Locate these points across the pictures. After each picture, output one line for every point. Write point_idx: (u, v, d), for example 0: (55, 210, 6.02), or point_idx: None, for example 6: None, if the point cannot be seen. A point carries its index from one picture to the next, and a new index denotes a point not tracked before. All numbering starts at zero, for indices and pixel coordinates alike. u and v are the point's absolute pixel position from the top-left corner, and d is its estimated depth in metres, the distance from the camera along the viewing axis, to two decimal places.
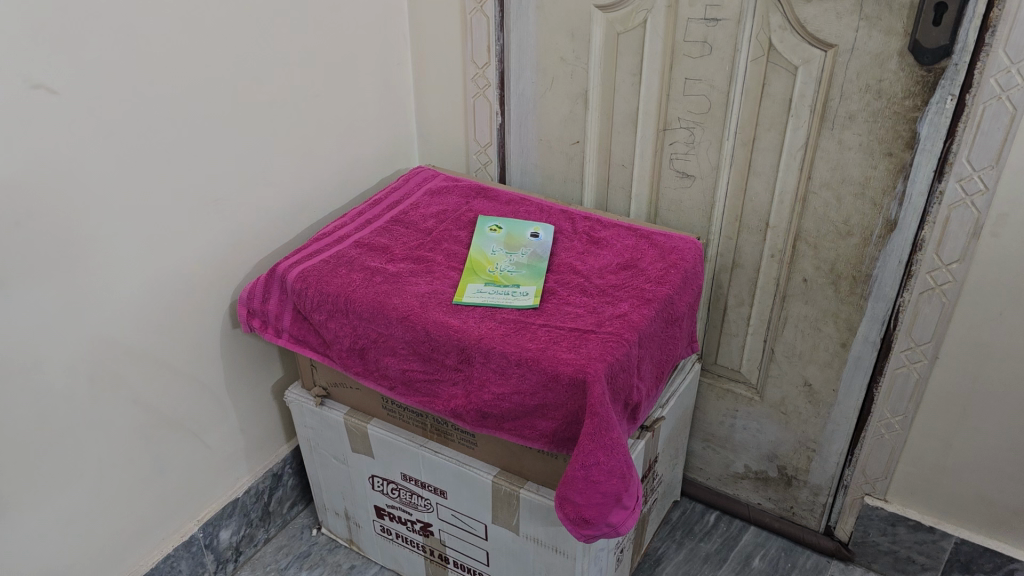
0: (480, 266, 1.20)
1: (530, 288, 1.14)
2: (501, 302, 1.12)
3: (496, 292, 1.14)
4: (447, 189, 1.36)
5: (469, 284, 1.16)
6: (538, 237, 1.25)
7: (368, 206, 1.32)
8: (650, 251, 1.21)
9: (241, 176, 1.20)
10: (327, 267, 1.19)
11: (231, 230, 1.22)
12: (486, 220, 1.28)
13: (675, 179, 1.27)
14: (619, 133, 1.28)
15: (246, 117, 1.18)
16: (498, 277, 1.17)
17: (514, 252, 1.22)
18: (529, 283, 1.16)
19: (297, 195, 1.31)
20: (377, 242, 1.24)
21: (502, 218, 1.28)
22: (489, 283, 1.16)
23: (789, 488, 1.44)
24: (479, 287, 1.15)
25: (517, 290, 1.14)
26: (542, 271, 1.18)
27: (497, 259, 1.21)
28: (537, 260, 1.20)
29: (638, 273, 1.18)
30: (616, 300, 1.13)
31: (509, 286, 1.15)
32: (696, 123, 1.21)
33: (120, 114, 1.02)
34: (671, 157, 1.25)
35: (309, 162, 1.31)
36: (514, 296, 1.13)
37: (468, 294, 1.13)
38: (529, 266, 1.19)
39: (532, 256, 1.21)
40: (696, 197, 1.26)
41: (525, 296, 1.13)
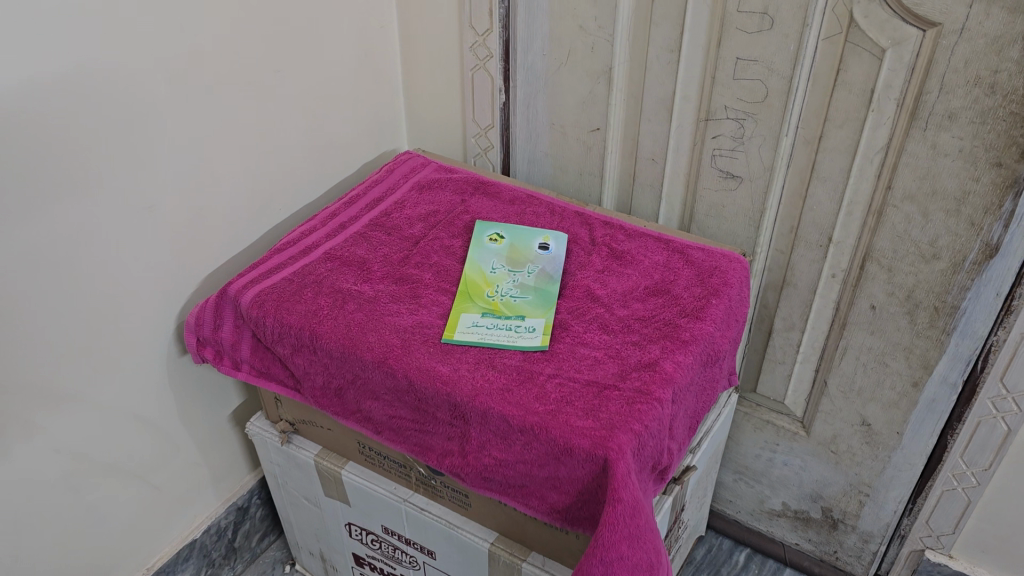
0: (476, 290, 0.97)
1: (538, 323, 0.92)
2: (501, 343, 0.90)
3: (494, 329, 0.92)
4: (439, 183, 1.14)
5: (462, 316, 0.94)
6: (548, 249, 1.02)
7: (341, 207, 1.09)
8: (685, 271, 0.99)
9: (185, 173, 0.97)
10: (290, 290, 0.97)
11: (174, 239, 0.99)
12: (484, 226, 1.06)
13: (717, 179, 1.03)
14: (649, 121, 1.05)
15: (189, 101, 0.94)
16: (498, 306, 0.95)
17: (520, 271, 1.00)
18: (537, 316, 0.94)
19: (256, 192, 1.08)
20: (352, 254, 1.02)
21: (504, 223, 1.06)
22: (487, 314, 0.94)
23: (833, 532, 1.24)
24: (475, 320, 0.93)
25: (521, 325, 0.92)
26: (554, 299, 0.96)
27: (498, 281, 0.99)
28: (548, 282, 0.98)
29: (670, 301, 0.95)
30: (645, 341, 0.90)
31: (512, 319, 0.93)
32: (747, 114, 0.97)
33: (19, 103, 0.78)
34: (713, 153, 1.02)
35: (271, 152, 1.08)
36: (518, 334, 0.91)
37: (460, 331, 0.91)
38: (538, 290, 0.97)
39: (541, 277, 0.99)
40: (743, 202, 1.03)
41: (531, 334, 0.91)
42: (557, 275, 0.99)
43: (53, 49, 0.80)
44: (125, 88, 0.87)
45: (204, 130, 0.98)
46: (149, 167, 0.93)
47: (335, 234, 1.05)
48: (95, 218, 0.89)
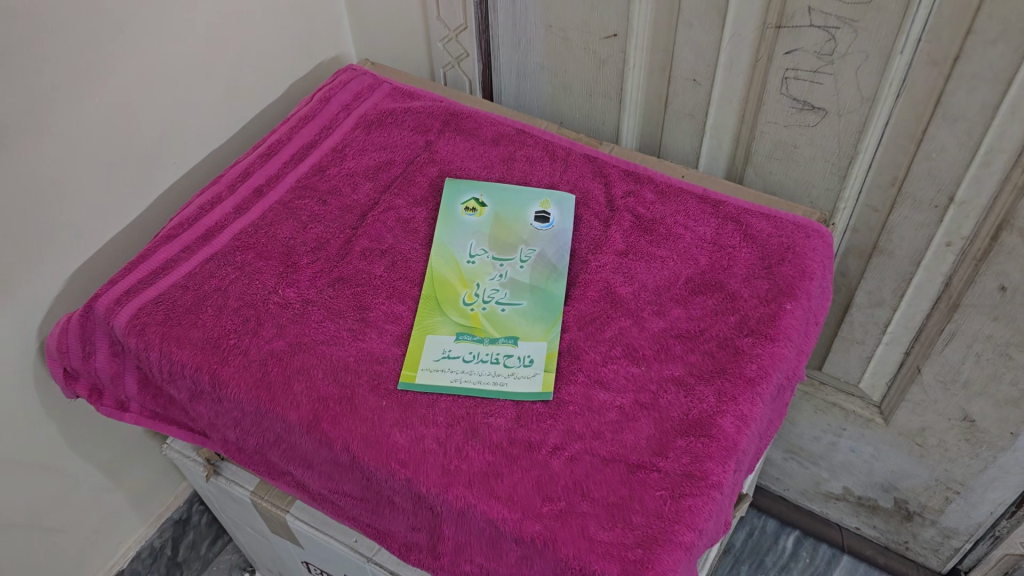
0: (449, 295, 0.69)
1: (537, 351, 0.65)
2: (484, 389, 0.63)
3: (475, 363, 0.64)
4: (395, 115, 0.82)
5: (428, 342, 0.66)
6: (549, 220, 0.73)
7: (257, 162, 0.78)
8: (744, 255, 0.70)
9: (10, 140, 0.65)
10: (188, 304, 0.68)
11: (17, 228, 0.69)
12: (457, 188, 0.76)
13: (789, 110, 0.72)
14: (690, 26, 0.72)
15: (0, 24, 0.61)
16: (481, 320, 0.67)
17: (510, 259, 0.71)
18: (535, 336, 0.66)
19: (141, 144, 0.77)
20: (276, 240, 0.73)
21: (485, 182, 0.76)
22: (465, 337, 0.66)
23: (906, 523, 1.01)
24: (446, 349, 0.65)
25: (514, 355, 0.65)
26: (559, 306, 0.67)
27: (479, 277, 0.70)
28: (550, 277, 0.69)
29: (724, 306, 0.67)
30: (690, 378, 0.62)
31: (501, 344, 0.65)
32: (844, 19, 0.65)
33: None
34: (784, 74, 0.70)
35: (157, 84, 0.75)
36: (509, 371, 0.64)
37: (425, 369, 0.64)
38: (537, 290, 0.69)
39: (541, 268, 0.70)
40: (825, 142, 0.72)
41: (529, 372, 0.63)
42: (564, 262, 0.70)
43: None
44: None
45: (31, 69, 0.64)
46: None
47: (251, 207, 0.75)
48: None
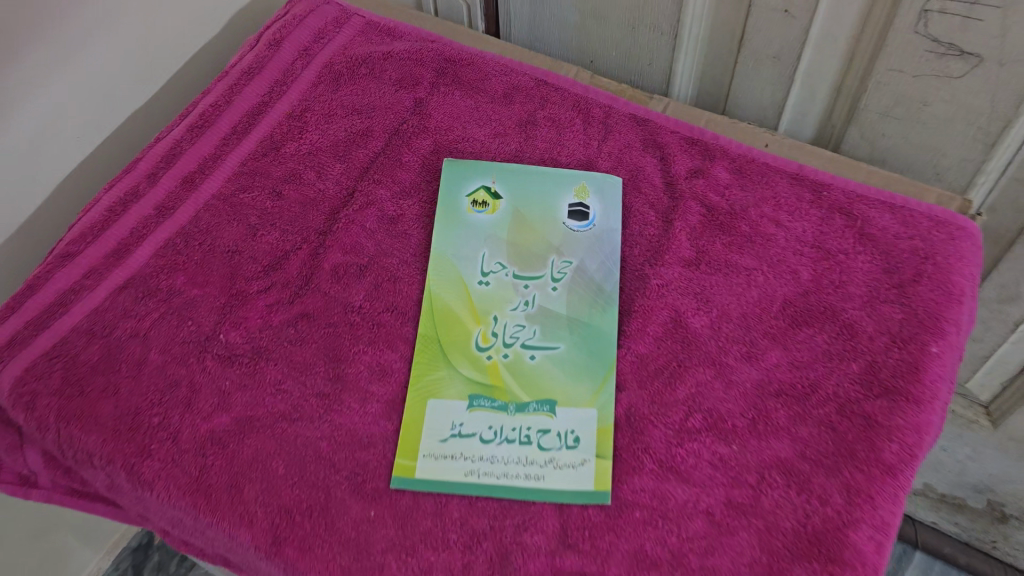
0: (456, 336, 0.50)
1: (584, 425, 0.46)
2: (514, 488, 0.44)
3: (498, 444, 0.46)
4: (369, 63, 0.60)
5: (431, 413, 0.47)
6: (589, 218, 0.53)
7: (185, 139, 0.56)
8: (862, 267, 0.51)
9: None
10: (94, 362, 0.49)
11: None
12: (460, 170, 0.55)
13: (925, 55, 0.51)
14: None
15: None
16: (504, 376, 0.48)
17: (539, 278, 0.51)
18: (580, 401, 0.47)
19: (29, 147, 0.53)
20: (212, 258, 0.53)
21: (497, 161, 0.55)
22: (482, 403, 0.47)
23: (998, 524, 0.86)
24: (457, 424, 0.47)
25: (552, 431, 0.46)
26: (610, 351, 0.49)
27: (496, 308, 0.50)
28: (595, 307, 0.50)
29: (839, 347, 0.48)
30: (804, 463, 0.45)
31: (533, 413, 0.47)
32: None
33: None
34: (925, 7, 0.49)
35: (41, 59, 0.51)
36: (547, 458, 0.45)
37: (428, 457, 0.45)
38: (579, 327, 0.50)
39: (581, 290, 0.51)
40: (973, 100, 0.52)
41: (574, 459, 0.45)
42: (613, 282, 0.51)
43: None
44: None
45: None
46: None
47: (177, 207, 0.54)
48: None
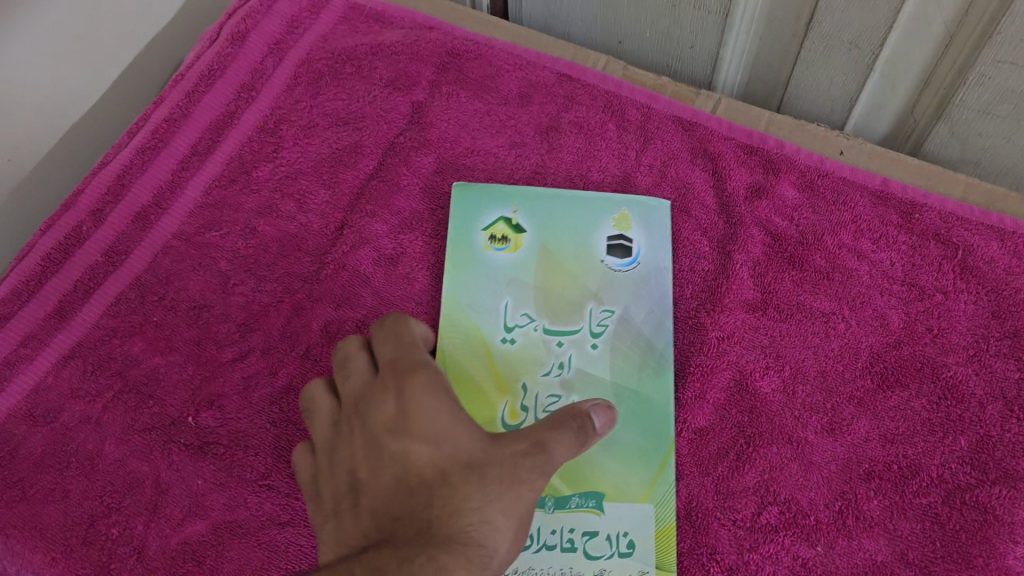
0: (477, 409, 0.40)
1: (640, 525, 0.37)
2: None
3: (535, 551, 0.37)
4: (356, 59, 0.51)
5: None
6: (632, 255, 0.44)
7: (137, 165, 0.47)
8: (964, 308, 0.42)
9: None
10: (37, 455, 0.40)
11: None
12: (475, 199, 0.46)
13: None
14: None
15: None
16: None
17: (575, 332, 0.42)
18: (631, 495, 0.38)
19: None
20: (176, 315, 0.43)
21: (519, 187, 0.46)
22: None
23: None
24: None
25: (600, 534, 0.37)
26: (668, 427, 0.40)
27: (525, 371, 0.41)
28: (645, 369, 0.41)
29: (941, 415, 0.39)
30: (907, 570, 0.36)
31: (576, 511, 0.38)
32: None
33: None
34: None
35: None
36: (596, 571, 0.37)
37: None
38: (627, 397, 0.40)
39: (628, 348, 0.42)
40: None
41: (629, 571, 0.36)
42: (667, 336, 0.42)
43: None
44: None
45: None
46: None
47: (131, 251, 0.45)
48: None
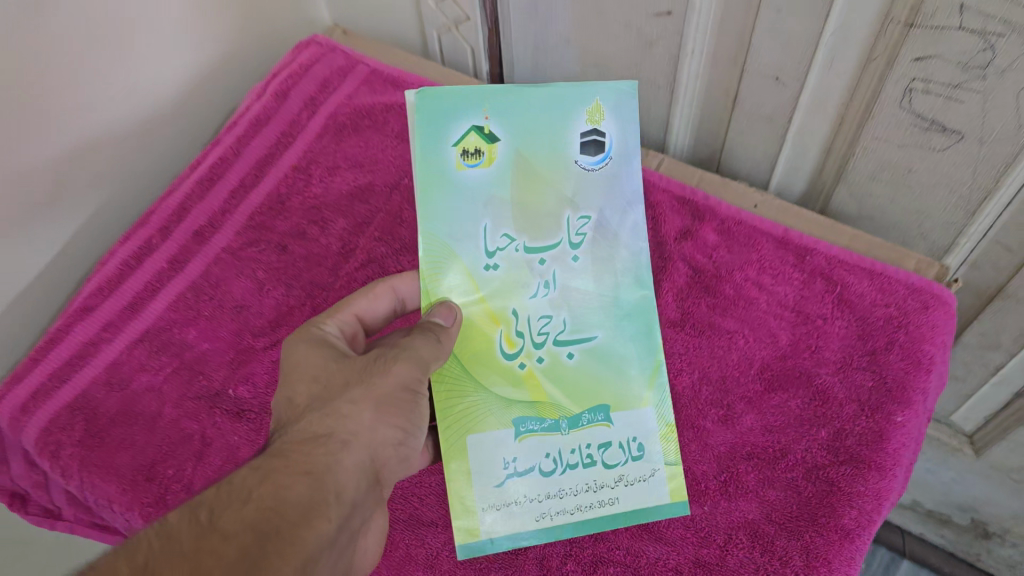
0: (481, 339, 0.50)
1: (645, 433, 0.50)
2: (587, 518, 0.48)
3: (560, 473, 0.49)
4: (374, 116, 0.63)
5: (475, 446, 0.49)
6: (605, 152, 0.52)
7: (195, 195, 0.60)
8: (837, 329, 0.53)
9: None
10: (112, 413, 0.52)
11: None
12: (439, 100, 0.49)
13: (909, 130, 0.53)
14: (777, 17, 0.52)
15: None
16: (542, 381, 0.50)
17: (560, 247, 0.52)
18: (633, 402, 0.51)
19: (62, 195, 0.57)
20: (221, 312, 0.56)
21: (483, 88, 0.50)
22: (530, 426, 0.49)
23: (980, 542, 0.88)
24: (510, 460, 0.49)
25: (612, 445, 0.50)
26: (653, 343, 0.52)
27: (514, 297, 0.51)
28: (631, 287, 0.53)
29: (810, 412, 0.50)
30: (769, 526, 0.47)
31: (588, 427, 0.50)
32: (1016, 26, 0.44)
33: None
34: (910, 86, 0.50)
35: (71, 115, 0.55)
36: (614, 476, 0.49)
37: (486, 510, 0.48)
38: (613, 313, 0.52)
39: (608, 260, 0.52)
40: (954, 172, 0.54)
41: (643, 468, 0.49)
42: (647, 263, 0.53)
43: None
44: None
45: None
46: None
47: (189, 261, 0.58)
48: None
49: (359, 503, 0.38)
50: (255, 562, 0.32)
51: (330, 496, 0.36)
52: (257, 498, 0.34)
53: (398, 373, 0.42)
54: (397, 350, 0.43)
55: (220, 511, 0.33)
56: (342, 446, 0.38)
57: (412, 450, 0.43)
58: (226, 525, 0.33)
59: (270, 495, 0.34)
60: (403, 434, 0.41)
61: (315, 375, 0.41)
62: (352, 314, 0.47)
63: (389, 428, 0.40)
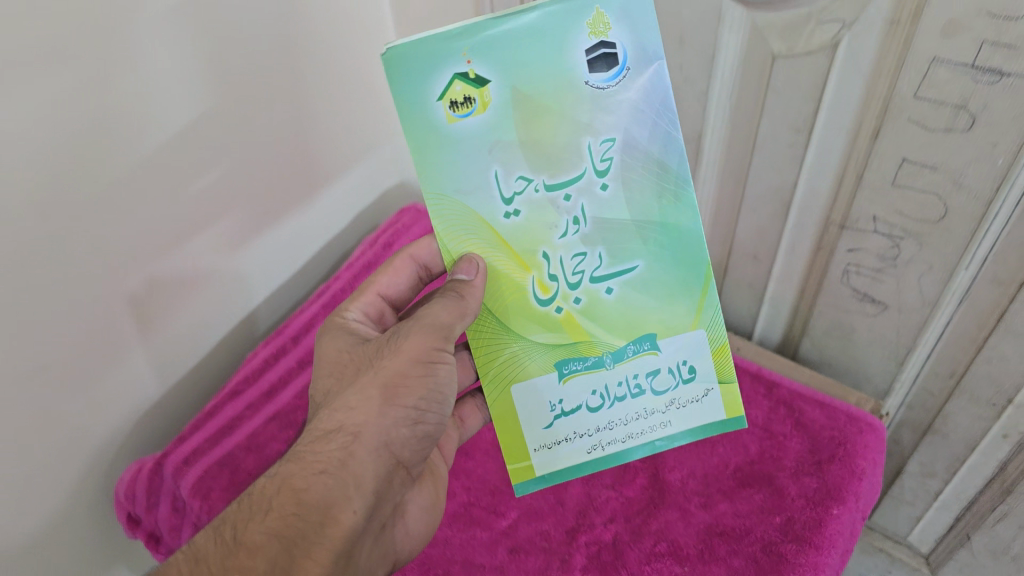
0: (515, 291, 0.50)
1: (696, 354, 0.52)
2: (643, 442, 0.53)
3: (609, 406, 0.52)
4: None
5: (521, 395, 0.52)
6: (619, 65, 0.45)
7: (319, 314, 0.80)
8: (793, 444, 0.70)
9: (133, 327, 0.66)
10: (250, 468, 0.71)
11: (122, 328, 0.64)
12: (409, 62, 0.44)
13: (848, 300, 0.72)
14: (753, 211, 0.73)
15: (154, 73, 0.59)
16: (581, 321, 0.51)
17: (586, 177, 0.48)
18: (685, 325, 0.51)
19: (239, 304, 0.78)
20: None
21: (455, 29, 0.44)
22: (574, 367, 0.52)
23: None
24: (557, 400, 0.52)
25: (662, 369, 0.52)
26: (701, 251, 0.49)
27: (545, 238, 0.49)
28: (664, 201, 0.48)
29: (769, 502, 0.66)
30: None
31: (636, 357, 0.52)
32: (910, 232, 0.64)
33: None
34: (846, 268, 0.70)
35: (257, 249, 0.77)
36: (664, 401, 0.52)
37: (537, 450, 0.53)
38: (653, 236, 0.49)
39: (643, 182, 0.48)
40: (883, 332, 0.72)
41: (697, 389, 0.52)
42: (678, 149, 0.47)
43: None
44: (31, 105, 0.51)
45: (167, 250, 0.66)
46: (99, 231, 0.59)
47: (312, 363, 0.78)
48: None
49: (379, 493, 0.48)
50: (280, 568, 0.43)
51: (348, 493, 0.45)
52: (268, 517, 0.45)
53: (409, 353, 0.49)
54: (411, 331, 0.50)
55: (248, 529, 0.44)
56: (353, 440, 0.46)
57: (435, 421, 0.50)
58: (250, 540, 0.44)
59: (291, 506, 0.44)
60: (417, 411, 0.49)
61: (343, 378, 0.51)
62: (375, 294, 0.60)
63: (400, 410, 0.48)
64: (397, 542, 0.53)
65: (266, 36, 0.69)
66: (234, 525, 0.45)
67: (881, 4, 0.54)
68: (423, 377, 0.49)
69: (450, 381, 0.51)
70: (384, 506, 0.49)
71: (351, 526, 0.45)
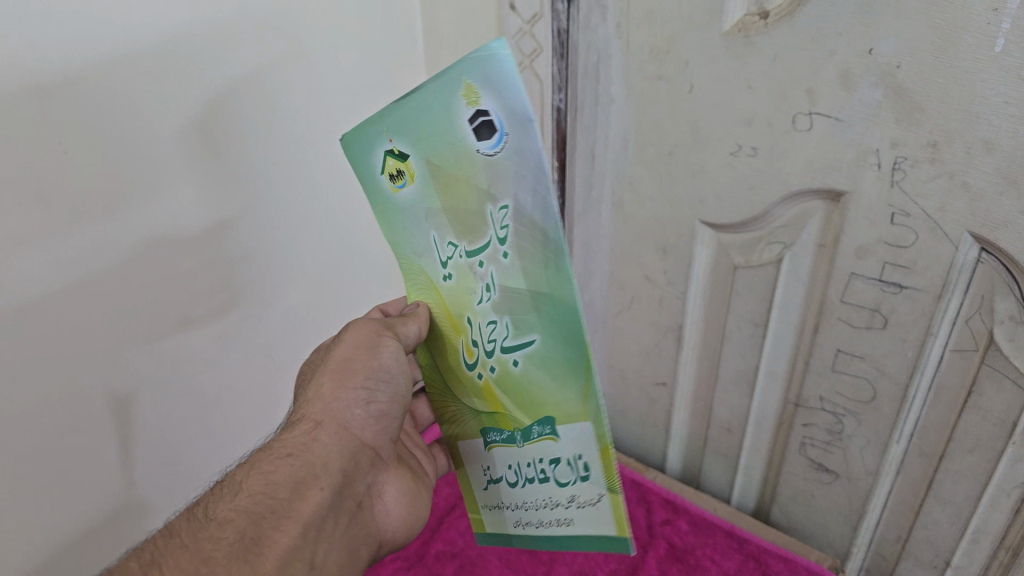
0: (454, 352, 0.57)
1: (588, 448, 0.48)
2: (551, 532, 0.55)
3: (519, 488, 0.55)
4: None
5: (467, 452, 0.61)
6: (497, 131, 0.42)
7: None
8: None
9: (203, 438, 0.82)
10: None
11: (194, 447, 0.81)
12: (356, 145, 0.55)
13: (807, 469, 0.86)
14: (725, 389, 0.89)
15: (258, 238, 0.79)
16: (500, 394, 0.53)
17: (491, 247, 0.48)
18: (577, 412, 0.47)
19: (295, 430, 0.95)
20: None
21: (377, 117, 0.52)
22: (494, 438, 0.56)
23: None
24: (486, 467, 0.59)
25: (562, 462, 0.50)
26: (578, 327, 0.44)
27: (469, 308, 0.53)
28: (550, 272, 0.43)
29: None
30: None
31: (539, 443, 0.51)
32: (849, 410, 0.78)
33: (53, 369, 0.65)
34: (803, 440, 0.84)
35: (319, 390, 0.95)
36: (566, 494, 0.51)
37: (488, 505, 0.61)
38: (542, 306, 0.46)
39: (529, 249, 0.45)
40: (837, 498, 0.85)
41: (591, 489, 0.49)
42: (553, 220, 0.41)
43: (79, 298, 0.65)
44: (164, 267, 0.71)
45: (244, 375, 0.84)
46: (200, 349, 0.77)
47: None
48: (96, 449, 0.71)
49: (346, 471, 0.55)
50: (251, 538, 0.49)
51: (314, 473, 0.53)
52: (235, 501, 0.51)
53: (352, 342, 0.58)
54: (354, 328, 0.59)
55: (218, 507, 0.50)
56: (314, 427, 0.54)
57: (387, 400, 0.58)
58: (222, 517, 0.50)
59: (260, 486, 0.51)
60: (367, 391, 0.56)
61: (306, 383, 0.60)
62: None
63: (350, 390, 0.56)
64: (377, 519, 0.59)
65: (345, 227, 0.89)
66: (207, 507, 0.51)
67: (811, 232, 0.73)
68: (367, 357, 0.57)
69: (398, 361, 0.58)
70: (353, 483, 0.56)
71: (319, 499, 0.52)
